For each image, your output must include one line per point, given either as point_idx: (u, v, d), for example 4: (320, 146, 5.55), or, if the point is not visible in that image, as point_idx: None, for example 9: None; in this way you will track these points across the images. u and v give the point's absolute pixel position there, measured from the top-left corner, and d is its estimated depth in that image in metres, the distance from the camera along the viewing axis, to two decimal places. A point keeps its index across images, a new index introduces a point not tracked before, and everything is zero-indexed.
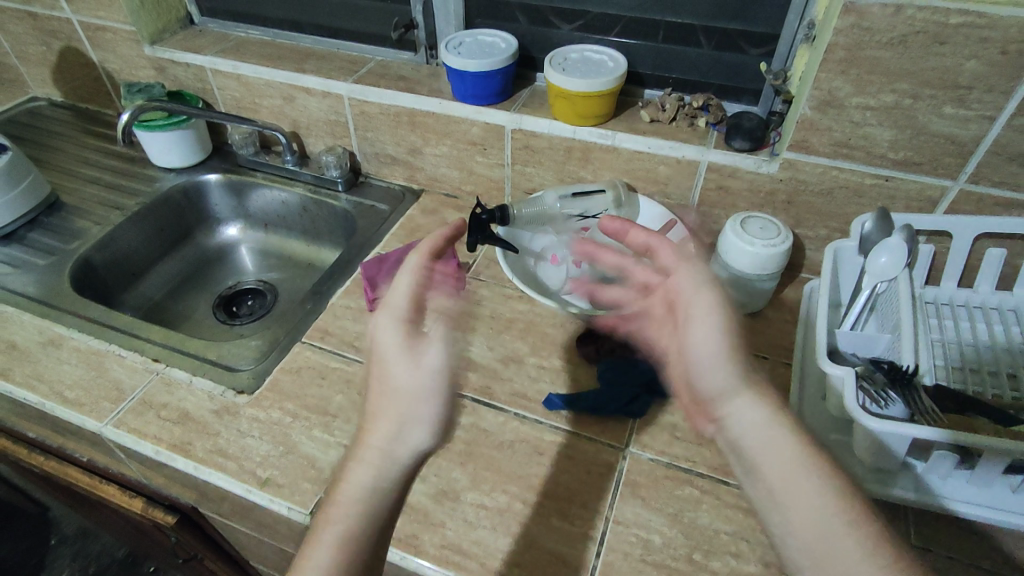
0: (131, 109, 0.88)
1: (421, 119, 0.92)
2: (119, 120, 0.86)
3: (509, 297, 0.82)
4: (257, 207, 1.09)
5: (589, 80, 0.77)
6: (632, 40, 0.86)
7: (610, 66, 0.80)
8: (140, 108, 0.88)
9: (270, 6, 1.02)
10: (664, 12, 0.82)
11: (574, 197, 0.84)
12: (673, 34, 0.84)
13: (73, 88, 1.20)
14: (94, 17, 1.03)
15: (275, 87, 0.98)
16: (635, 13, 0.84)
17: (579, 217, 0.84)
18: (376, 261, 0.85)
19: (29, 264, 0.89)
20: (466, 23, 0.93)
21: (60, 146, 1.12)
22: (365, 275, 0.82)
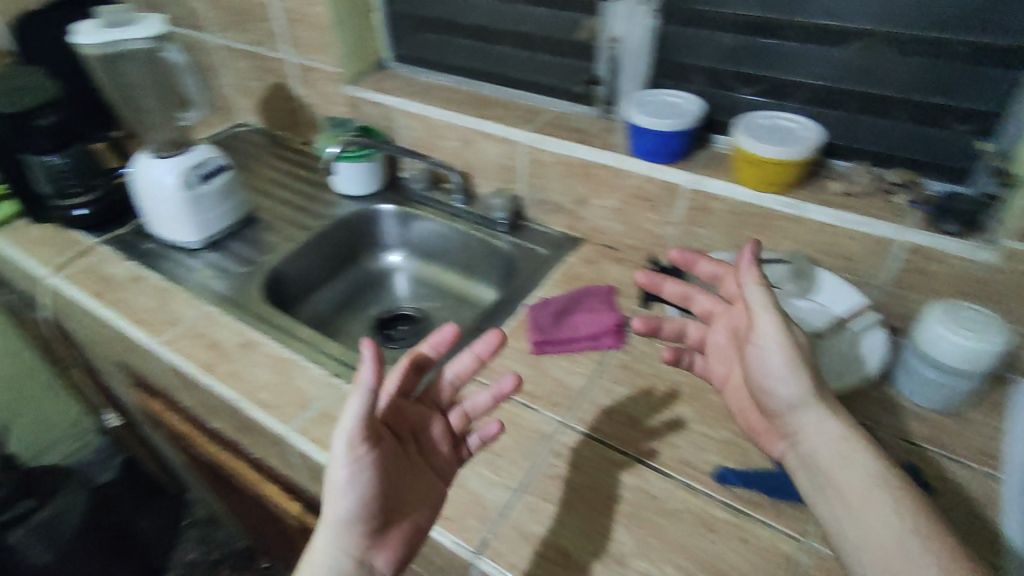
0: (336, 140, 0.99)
1: (594, 171, 0.94)
2: None
3: None
4: (419, 239, 1.15)
5: (782, 148, 0.76)
6: (821, 108, 0.84)
7: (804, 134, 0.78)
8: None
9: (460, 57, 1.11)
10: (863, 82, 0.79)
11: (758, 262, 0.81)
12: (869, 105, 0.80)
13: (274, 118, 1.34)
14: (307, 58, 1.16)
15: (457, 130, 1.05)
16: (827, 82, 0.81)
17: None
18: (540, 304, 0.87)
19: (229, 271, 0.99)
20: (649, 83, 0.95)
21: (259, 169, 1.26)
22: (532, 320, 0.84)
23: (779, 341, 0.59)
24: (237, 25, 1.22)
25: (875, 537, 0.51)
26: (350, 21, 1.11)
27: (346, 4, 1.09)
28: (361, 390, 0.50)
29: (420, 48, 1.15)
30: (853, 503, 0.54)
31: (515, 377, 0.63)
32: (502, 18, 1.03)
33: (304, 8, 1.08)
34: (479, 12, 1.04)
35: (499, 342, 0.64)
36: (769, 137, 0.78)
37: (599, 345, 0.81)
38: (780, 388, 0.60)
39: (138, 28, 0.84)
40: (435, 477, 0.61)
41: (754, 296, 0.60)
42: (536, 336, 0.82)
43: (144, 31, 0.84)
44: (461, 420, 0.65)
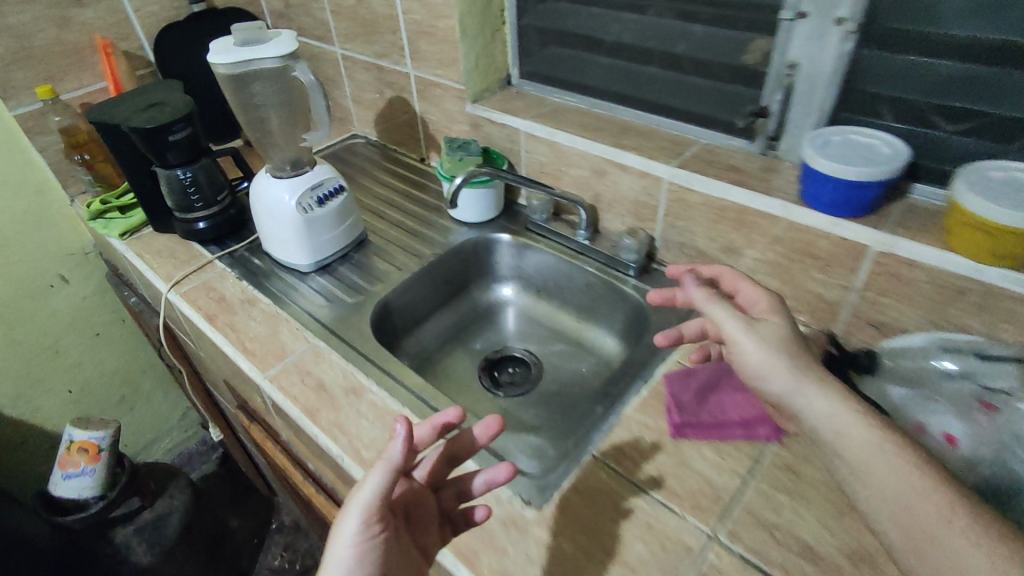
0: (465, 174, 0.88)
1: (753, 218, 0.80)
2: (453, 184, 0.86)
3: None
4: (535, 274, 1.05)
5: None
6: None
7: None
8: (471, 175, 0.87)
9: (597, 77, 1.00)
10: None
11: (982, 360, 0.61)
12: None
13: (390, 132, 1.30)
14: (431, 73, 1.10)
15: (588, 159, 0.94)
16: None
17: (986, 389, 0.58)
18: (681, 375, 0.75)
19: (339, 300, 0.94)
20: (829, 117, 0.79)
21: (372, 187, 1.21)
22: (669, 392, 0.73)
23: (748, 334, 0.56)
24: (363, 37, 1.18)
25: (905, 510, 0.43)
26: (480, 37, 1.03)
27: (477, 18, 1.01)
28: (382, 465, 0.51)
29: (552, 65, 1.05)
30: (890, 497, 0.44)
31: (510, 465, 0.58)
32: (651, 36, 0.91)
33: (433, 21, 1.02)
34: (624, 28, 0.93)
35: (498, 427, 0.59)
36: (1007, 199, 0.60)
37: (753, 435, 0.67)
38: (773, 385, 0.54)
39: (269, 48, 0.81)
40: (422, 562, 0.56)
41: (716, 309, 0.59)
42: (675, 417, 0.70)
43: (274, 51, 0.80)
44: (452, 498, 0.60)
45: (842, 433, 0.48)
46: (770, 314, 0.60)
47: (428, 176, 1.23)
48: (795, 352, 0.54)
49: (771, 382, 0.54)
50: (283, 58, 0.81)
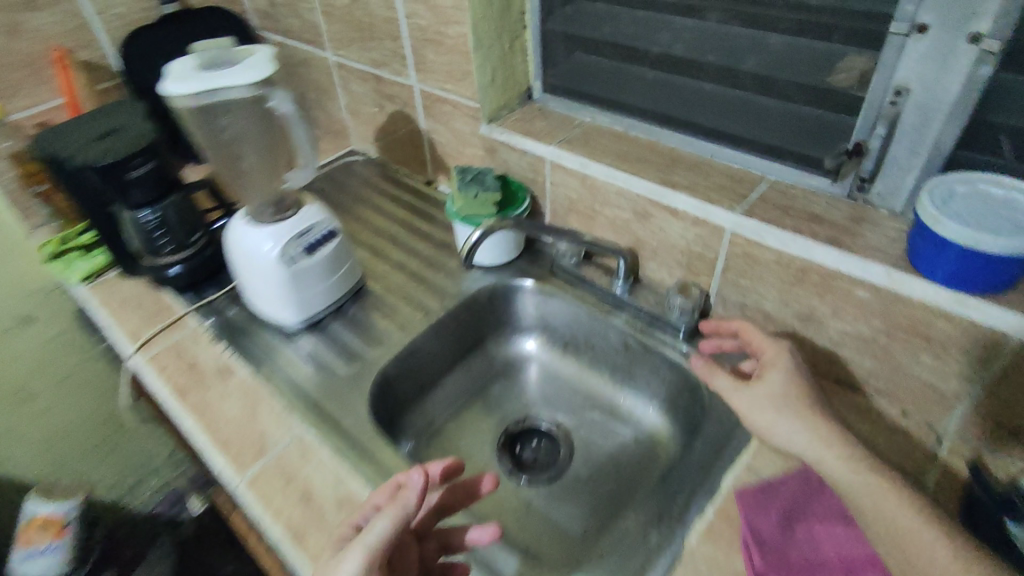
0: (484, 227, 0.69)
1: (844, 286, 0.64)
2: (468, 239, 0.69)
3: None
4: (562, 327, 0.90)
5: None
6: None
7: None
8: (491, 228, 0.69)
9: (638, 93, 0.83)
10: None
11: None
12: None
13: (392, 151, 1.13)
14: (439, 88, 0.93)
15: (629, 199, 0.78)
16: None
17: None
18: (758, 491, 0.61)
19: (331, 370, 0.79)
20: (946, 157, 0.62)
21: (371, 217, 1.05)
22: (748, 520, 0.58)
23: (755, 398, 0.63)
24: (358, 42, 1.01)
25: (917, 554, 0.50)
26: (497, 45, 0.86)
27: (494, 24, 0.83)
28: (399, 506, 0.51)
29: (585, 77, 0.89)
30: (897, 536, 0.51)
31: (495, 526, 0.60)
32: (709, 47, 0.73)
33: (442, 28, 0.85)
34: (676, 38, 0.75)
35: (492, 483, 0.64)
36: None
37: None
38: (780, 433, 0.61)
39: (239, 71, 0.64)
40: None
41: (720, 381, 0.67)
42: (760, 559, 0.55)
43: (246, 75, 0.64)
44: (432, 546, 0.61)
45: (844, 475, 0.56)
46: (771, 363, 0.65)
47: (435, 203, 1.07)
48: (787, 403, 0.61)
49: (776, 430, 0.61)
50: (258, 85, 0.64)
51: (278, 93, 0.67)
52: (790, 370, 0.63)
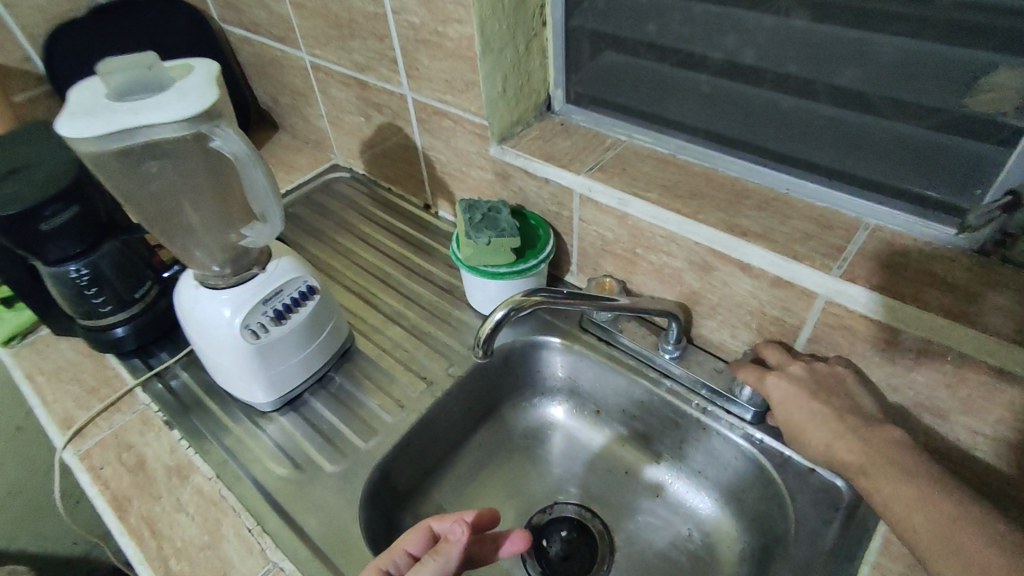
0: (507, 305, 0.54)
1: (987, 380, 0.48)
2: (487, 318, 0.54)
3: None
4: (594, 391, 0.74)
5: None
6: None
7: None
8: (518, 307, 0.54)
9: (690, 107, 0.67)
10: None
11: None
12: None
13: (381, 167, 0.96)
14: (437, 99, 0.76)
15: (684, 248, 0.62)
16: None
17: None
18: None
19: (315, 467, 0.64)
20: None
21: (358, 252, 0.88)
22: None
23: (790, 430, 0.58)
24: (337, 41, 0.83)
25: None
26: (509, 48, 0.68)
27: (507, 21, 0.66)
28: (438, 564, 0.45)
29: (619, 83, 0.72)
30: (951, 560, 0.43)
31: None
32: (793, 52, 0.55)
33: (441, 27, 0.67)
34: (747, 42, 0.57)
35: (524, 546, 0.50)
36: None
37: None
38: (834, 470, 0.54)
39: (169, 100, 0.47)
40: None
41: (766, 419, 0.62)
42: None
43: (180, 105, 0.46)
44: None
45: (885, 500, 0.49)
46: (780, 404, 0.58)
47: (434, 232, 0.90)
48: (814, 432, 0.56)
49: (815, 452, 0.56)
50: (197, 118, 0.47)
51: (223, 128, 0.49)
52: (790, 401, 0.57)
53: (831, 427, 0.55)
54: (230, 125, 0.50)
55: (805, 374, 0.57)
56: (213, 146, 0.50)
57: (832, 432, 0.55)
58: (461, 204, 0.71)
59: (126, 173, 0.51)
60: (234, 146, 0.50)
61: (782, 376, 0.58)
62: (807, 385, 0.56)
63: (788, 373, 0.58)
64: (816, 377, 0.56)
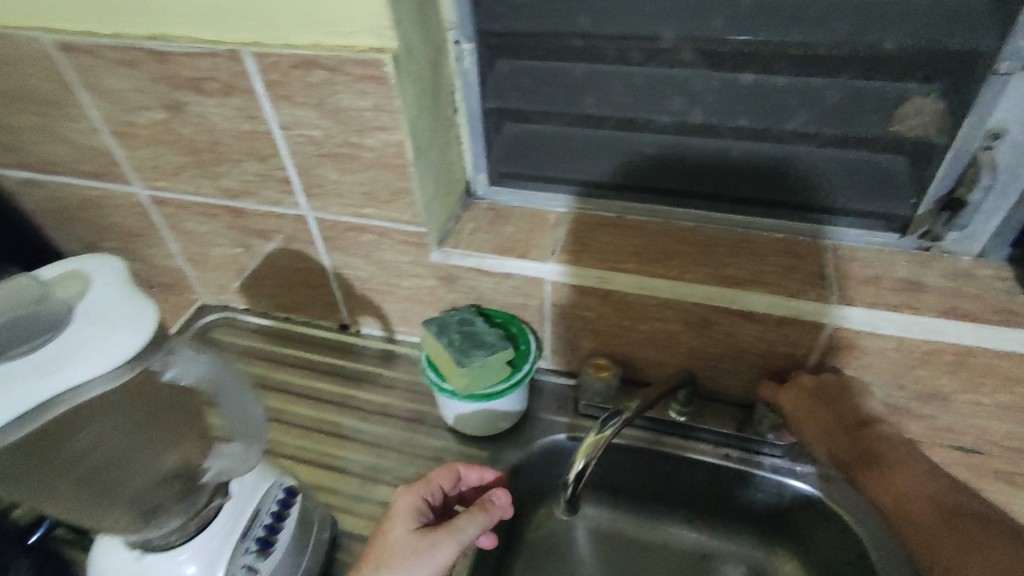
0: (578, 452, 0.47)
1: (988, 362, 0.54)
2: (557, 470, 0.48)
3: None
4: (609, 474, 0.69)
5: None
6: None
7: None
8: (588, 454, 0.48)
9: (634, 169, 0.64)
10: None
11: None
12: None
13: (271, 297, 0.81)
14: (352, 214, 0.65)
15: (678, 310, 0.60)
16: None
17: None
18: None
19: None
20: None
21: (283, 407, 0.73)
22: None
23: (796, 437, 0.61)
24: (191, 169, 0.67)
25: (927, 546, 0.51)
26: (434, 146, 0.61)
27: (429, 119, 0.59)
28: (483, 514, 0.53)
29: (543, 156, 0.67)
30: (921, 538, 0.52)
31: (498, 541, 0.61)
32: (743, 105, 0.57)
33: (355, 137, 0.58)
34: (695, 102, 0.58)
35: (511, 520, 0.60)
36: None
37: None
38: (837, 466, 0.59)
39: (98, 337, 0.35)
40: None
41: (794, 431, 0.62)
42: None
43: (118, 339, 0.35)
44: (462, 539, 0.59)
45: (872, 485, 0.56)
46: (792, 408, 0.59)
47: (362, 355, 0.78)
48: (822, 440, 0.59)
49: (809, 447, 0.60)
50: (145, 348, 0.35)
51: (182, 352, 0.39)
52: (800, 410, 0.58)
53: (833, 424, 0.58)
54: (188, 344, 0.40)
55: (814, 385, 0.58)
56: (169, 378, 0.39)
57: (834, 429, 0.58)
58: (426, 323, 0.62)
59: (41, 464, 0.36)
60: (198, 366, 0.40)
61: (792, 386, 0.59)
62: (816, 395, 0.58)
63: (797, 385, 0.59)
64: (823, 386, 0.58)
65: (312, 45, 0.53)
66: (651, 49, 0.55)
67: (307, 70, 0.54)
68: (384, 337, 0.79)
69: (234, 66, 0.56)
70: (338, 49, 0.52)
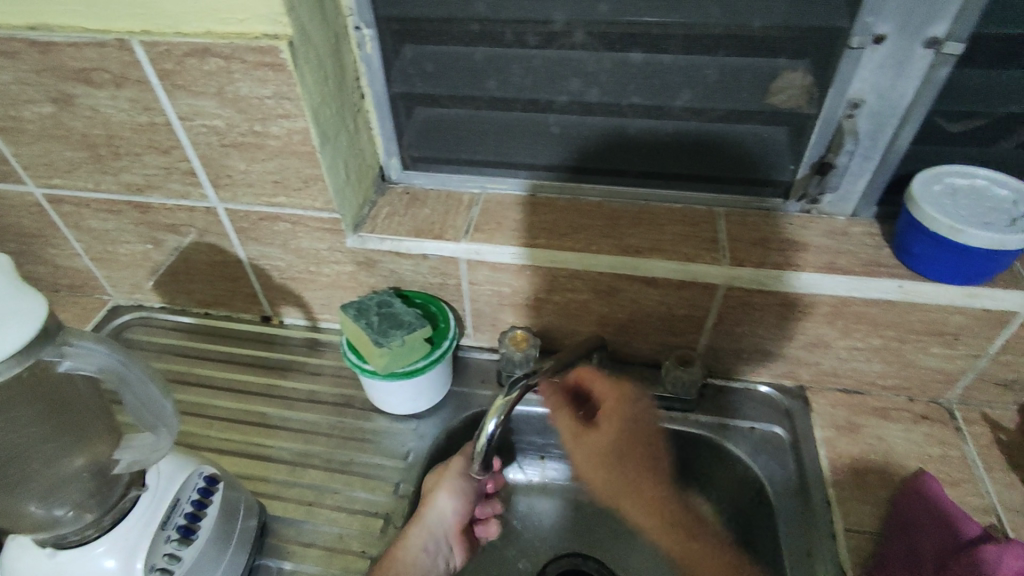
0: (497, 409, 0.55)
1: (859, 309, 0.60)
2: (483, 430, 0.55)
3: None
4: (535, 441, 0.72)
5: None
6: None
7: None
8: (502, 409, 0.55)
9: (540, 148, 0.67)
10: None
11: None
12: None
13: (187, 293, 0.79)
14: (263, 203, 0.65)
15: (588, 279, 0.64)
16: None
17: None
18: (926, 519, 0.55)
19: None
20: (903, 157, 0.60)
21: (207, 403, 0.72)
22: (931, 553, 0.54)
23: (598, 441, 0.65)
24: (89, 164, 0.65)
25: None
26: (342, 132, 0.62)
27: (334, 105, 0.60)
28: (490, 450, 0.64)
29: (453, 139, 0.68)
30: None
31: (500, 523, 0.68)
32: (633, 85, 0.60)
33: (258, 126, 0.58)
34: (591, 82, 0.61)
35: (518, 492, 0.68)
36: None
37: None
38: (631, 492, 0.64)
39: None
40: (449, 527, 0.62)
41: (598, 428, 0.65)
42: None
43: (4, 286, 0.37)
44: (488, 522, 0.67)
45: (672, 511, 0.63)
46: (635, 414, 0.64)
47: (286, 345, 0.78)
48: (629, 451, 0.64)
49: (608, 446, 0.65)
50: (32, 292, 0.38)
51: (75, 344, 0.40)
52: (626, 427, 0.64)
53: (660, 488, 0.64)
54: (85, 336, 0.41)
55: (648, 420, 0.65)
56: (64, 369, 0.40)
57: (654, 489, 0.64)
58: (345, 306, 0.63)
59: None
60: (96, 357, 0.40)
61: (638, 406, 0.64)
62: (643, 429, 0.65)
63: (639, 403, 0.65)
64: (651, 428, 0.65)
65: (206, 33, 0.53)
66: (545, 32, 0.58)
67: (201, 58, 0.54)
68: (309, 325, 0.79)
69: (123, 55, 0.55)
70: (232, 37, 0.52)
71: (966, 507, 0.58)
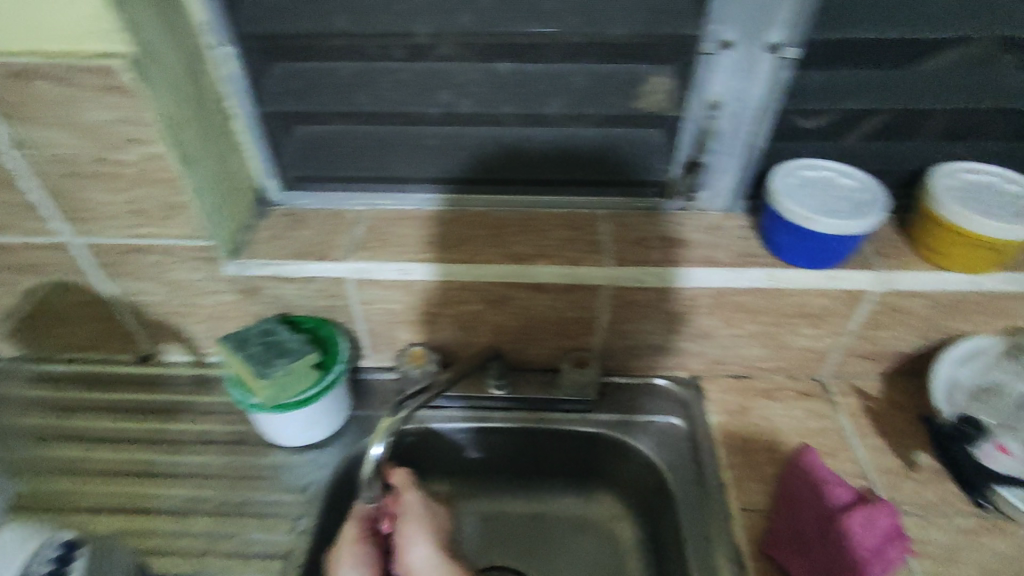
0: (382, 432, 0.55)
1: (735, 299, 0.63)
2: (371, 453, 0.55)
3: (968, 532, 0.58)
4: (442, 457, 0.71)
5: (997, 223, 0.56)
6: (974, 143, 0.64)
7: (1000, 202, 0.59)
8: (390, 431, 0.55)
9: (420, 161, 0.66)
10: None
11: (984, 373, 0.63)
12: None
13: (51, 339, 0.72)
14: (125, 235, 0.60)
15: (479, 291, 0.64)
16: (993, 106, 0.61)
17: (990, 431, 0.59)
18: (808, 488, 0.59)
19: None
20: (761, 153, 0.64)
21: (79, 457, 0.66)
22: (814, 517, 0.57)
23: (415, 516, 0.59)
24: None
25: None
26: (208, 155, 0.59)
27: (194, 128, 0.57)
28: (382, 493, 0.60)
29: (330, 156, 0.66)
30: None
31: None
32: (504, 95, 0.61)
33: (107, 153, 0.54)
34: (462, 94, 0.61)
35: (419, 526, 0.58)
36: (993, 211, 0.57)
37: (895, 542, 0.56)
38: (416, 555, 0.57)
39: None
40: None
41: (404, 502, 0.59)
42: (865, 553, 0.54)
43: None
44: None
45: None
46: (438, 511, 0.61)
47: (169, 385, 0.72)
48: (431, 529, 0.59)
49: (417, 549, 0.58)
50: None
51: None
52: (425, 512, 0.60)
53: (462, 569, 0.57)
54: None
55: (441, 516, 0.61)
56: None
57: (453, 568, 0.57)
58: (224, 337, 0.60)
59: None
60: None
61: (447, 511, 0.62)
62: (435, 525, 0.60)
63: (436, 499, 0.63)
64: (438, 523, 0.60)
65: (34, 55, 0.48)
66: (411, 44, 0.57)
67: (32, 83, 0.49)
68: (194, 361, 0.74)
69: None
70: (64, 58, 0.48)
71: (842, 473, 0.62)
